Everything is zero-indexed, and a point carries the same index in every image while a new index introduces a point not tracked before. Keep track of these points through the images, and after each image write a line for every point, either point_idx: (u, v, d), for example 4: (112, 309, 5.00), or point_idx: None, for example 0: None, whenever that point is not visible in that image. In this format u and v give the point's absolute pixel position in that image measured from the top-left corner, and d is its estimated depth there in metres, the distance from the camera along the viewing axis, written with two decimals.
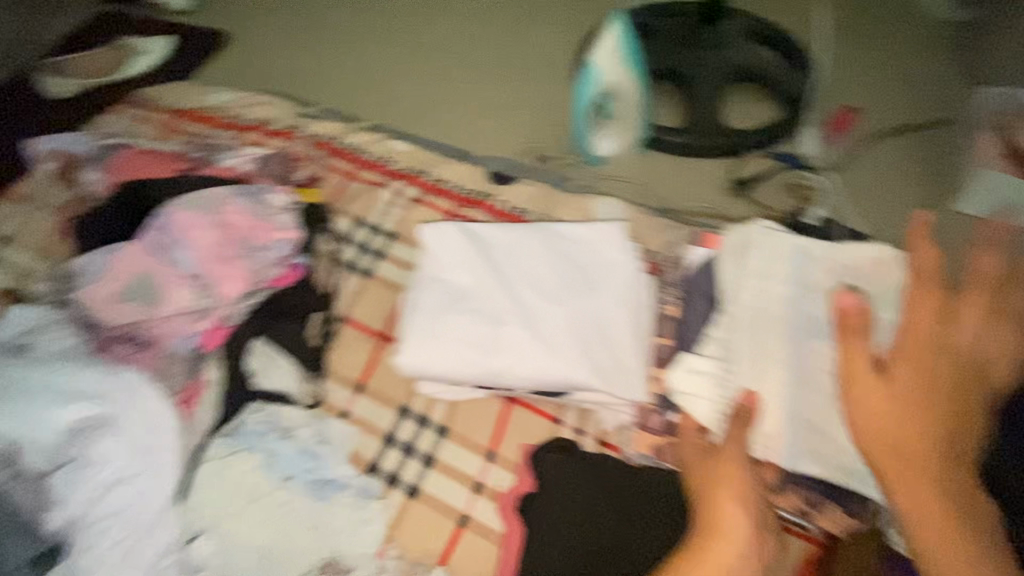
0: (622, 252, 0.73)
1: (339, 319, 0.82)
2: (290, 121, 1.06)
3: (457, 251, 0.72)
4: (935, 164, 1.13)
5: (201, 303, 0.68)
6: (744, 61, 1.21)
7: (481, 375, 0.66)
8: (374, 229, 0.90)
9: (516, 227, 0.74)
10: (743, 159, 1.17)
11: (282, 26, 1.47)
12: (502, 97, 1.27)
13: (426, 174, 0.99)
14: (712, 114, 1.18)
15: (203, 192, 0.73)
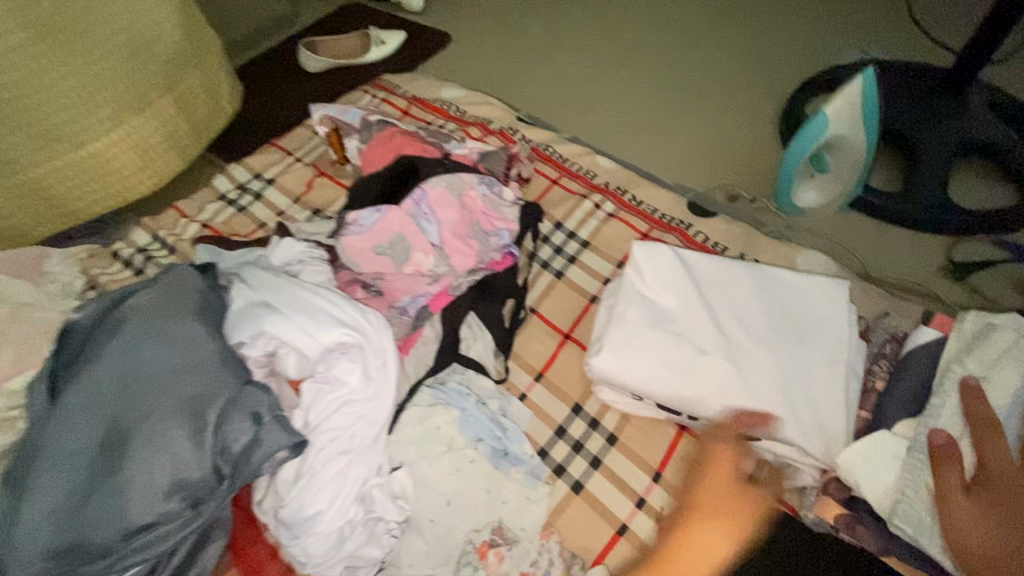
0: (840, 311, 0.71)
1: (528, 310, 0.88)
2: (508, 124, 1.17)
3: (667, 272, 0.75)
4: None
5: (436, 269, 0.78)
6: (989, 136, 1.10)
7: (674, 397, 0.68)
8: (571, 234, 0.96)
9: (729, 263, 0.75)
10: (960, 242, 1.07)
11: (498, 37, 1.61)
12: (700, 132, 1.28)
13: (625, 194, 1.03)
14: (939, 184, 1.08)
15: (454, 172, 0.82)
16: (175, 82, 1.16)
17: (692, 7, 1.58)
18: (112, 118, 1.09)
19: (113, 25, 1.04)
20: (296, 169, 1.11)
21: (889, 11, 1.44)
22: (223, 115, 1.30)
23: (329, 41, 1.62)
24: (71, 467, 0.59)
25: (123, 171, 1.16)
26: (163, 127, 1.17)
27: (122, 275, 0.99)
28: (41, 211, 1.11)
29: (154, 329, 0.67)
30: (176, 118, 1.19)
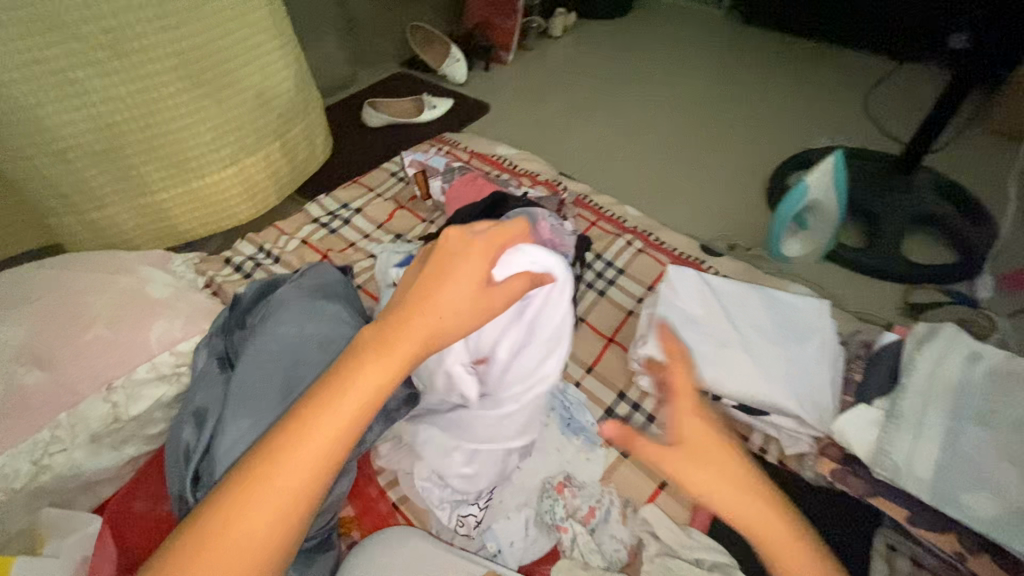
0: (825, 322, 0.94)
1: (578, 319, 1.10)
2: (552, 177, 1.43)
3: (694, 289, 0.98)
4: None
5: None
6: (932, 209, 1.40)
7: (707, 380, 0.88)
8: (609, 263, 1.19)
9: (740, 285, 0.99)
10: (915, 288, 1.32)
11: (532, 108, 1.92)
12: (704, 194, 1.56)
13: (650, 236, 1.28)
14: (896, 243, 1.36)
15: (528, 207, 1.06)
16: (283, 132, 1.38)
17: (691, 97, 1.92)
18: (231, 155, 1.28)
19: (249, 80, 1.26)
20: (379, 202, 1.34)
21: (849, 111, 1.79)
22: (314, 161, 1.52)
23: (387, 102, 1.86)
24: (255, 401, 0.75)
25: (230, 198, 1.32)
26: (267, 165, 1.37)
27: (234, 277, 1.17)
28: (154, 228, 1.25)
29: (316, 306, 0.86)
30: (278, 160, 1.39)
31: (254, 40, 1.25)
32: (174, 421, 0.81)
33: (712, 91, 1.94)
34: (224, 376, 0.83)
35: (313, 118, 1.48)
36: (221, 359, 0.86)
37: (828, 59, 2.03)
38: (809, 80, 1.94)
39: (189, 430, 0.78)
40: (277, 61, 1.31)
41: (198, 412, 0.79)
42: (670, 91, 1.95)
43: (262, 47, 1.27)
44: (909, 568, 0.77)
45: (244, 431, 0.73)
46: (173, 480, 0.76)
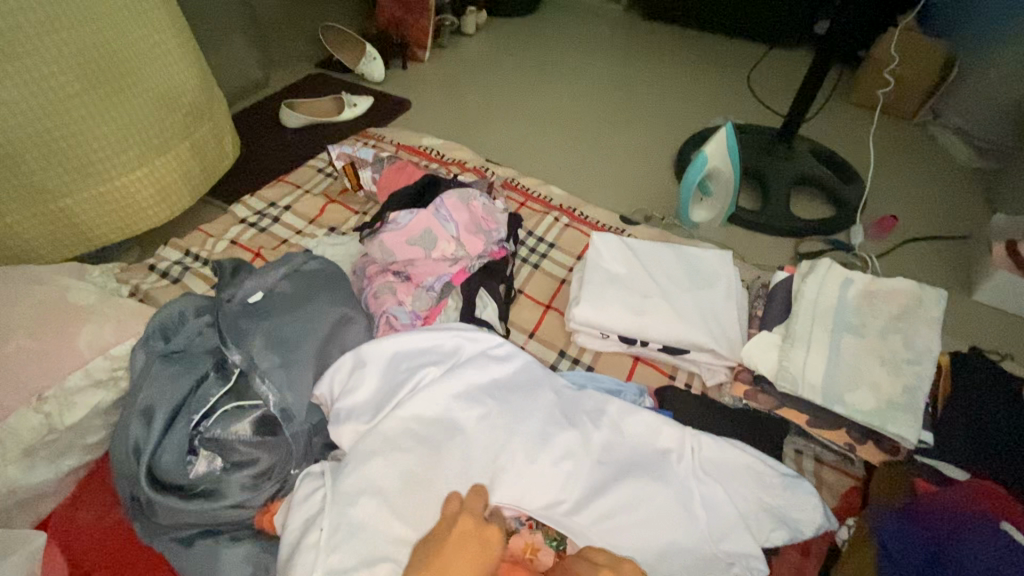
0: (729, 270, 1.06)
1: (516, 291, 1.16)
2: (480, 163, 1.48)
3: (617, 251, 1.08)
4: (958, 265, 1.46)
5: (456, 253, 1.06)
6: (812, 172, 1.60)
7: (634, 329, 0.98)
8: (540, 239, 1.26)
9: (656, 244, 1.10)
10: (803, 240, 1.51)
11: (451, 103, 1.96)
12: (618, 173, 1.69)
13: (575, 211, 1.37)
14: (784, 203, 1.55)
15: (461, 188, 1.12)
16: (194, 130, 1.30)
17: (602, 86, 2.05)
18: (139, 157, 1.19)
19: (151, 78, 1.18)
20: (308, 198, 1.34)
21: (740, 92, 1.99)
22: (227, 161, 1.43)
23: (306, 102, 1.83)
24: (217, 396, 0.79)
25: (142, 203, 1.22)
26: (179, 167, 1.28)
27: (161, 283, 1.13)
28: (59, 234, 1.13)
29: (315, 296, 0.92)
30: (190, 160, 1.30)
31: (150, 37, 1.18)
32: (118, 421, 0.79)
33: (620, 80, 2.08)
34: (201, 364, 0.83)
35: (221, 118, 1.40)
36: (162, 355, 0.84)
37: (718, 49, 2.24)
38: (700, 68, 2.13)
39: (138, 428, 0.77)
40: (174, 58, 1.23)
41: (145, 411, 0.78)
42: (583, 82, 2.07)
43: (159, 44, 1.19)
44: (812, 463, 0.93)
45: (254, 410, 0.80)
46: (126, 479, 0.76)
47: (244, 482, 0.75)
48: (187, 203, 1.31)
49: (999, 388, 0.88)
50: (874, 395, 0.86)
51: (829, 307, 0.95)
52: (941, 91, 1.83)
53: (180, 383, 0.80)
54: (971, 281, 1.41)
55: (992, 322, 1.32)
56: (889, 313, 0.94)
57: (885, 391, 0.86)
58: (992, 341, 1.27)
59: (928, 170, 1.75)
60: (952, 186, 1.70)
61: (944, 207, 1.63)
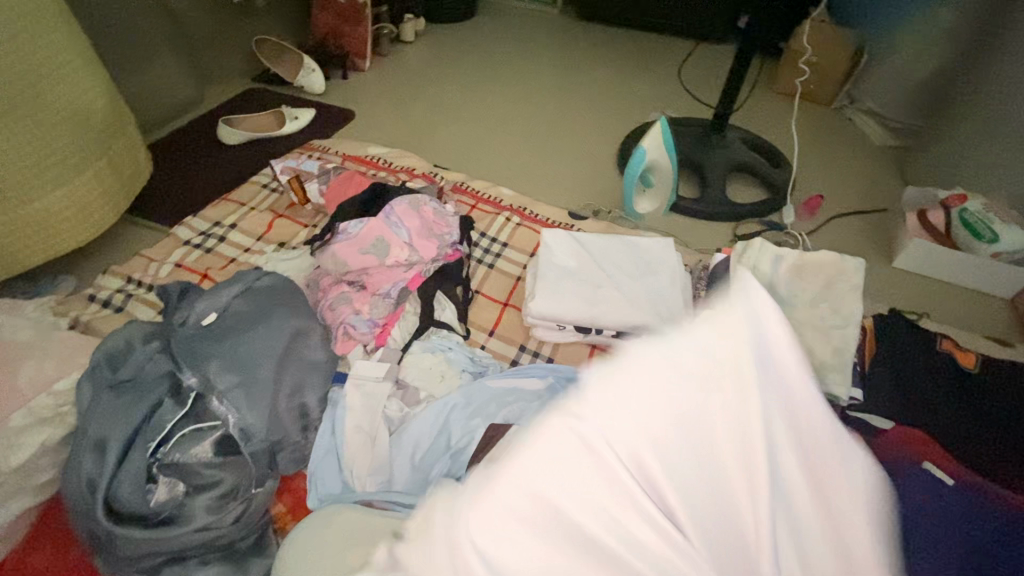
0: (672, 256, 1.12)
1: (473, 292, 1.18)
2: (428, 169, 1.49)
3: (568, 245, 1.12)
4: (879, 236, 1.58)
5: (410, 259, 1.08)
6: (744, 159, 1.70)
7: (588, 317, 1.02)
8: (493, 240, 1.29)
9: (604, 236, 1.15)
10: (742, 222, 1.60)
11: (396, 111, 1.97)
12: (566, 171, 1.74)
13: (526, 210, 1.40)
14: (721, 189, 1.64)
15: (411, 195, 1.14)
16: (109, 145, 1.25)
17: (543, 87, 2.10)
18: (55, 178, 1.14)
19: (64, 100, 1.14)
20: (254, 215, 1.31)
21: (673, 86, 2.09)
22: (144, 175, 1.39)
23: (245, 118, 1.79)
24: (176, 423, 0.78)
25: (62, 225, 1.17)
26: (98, 185, 1.22)
27: (103, 313, 1.09)
28: None
29: (269, 314, 0.92)
30: (109, 177, 1.25)
31: (59, 58, 1.14)
32: (69, 458, 0.77)
33: (563, 80, 2.14)
34: (152, 391, 0.81)
35: (134, 132, 1.36)
36: (111, 386, 0.82)
37: (651, 46, 2.34)
38: (637, 65, 2.21)
39: (91, 462, 0.75)
40: (84, 79, 1.18)
41: (98, 443, 0.76)
42: (525, 84, 2.12)
43: (68, 66, 1.15)
44: None
45: (213, 432, 0.79)
46: (83, 515, 0.74)
47: (208, 504, 0.74)
48: (112, 221, 1.26)
49: (917, 345, 0.98)
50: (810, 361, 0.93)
51: (763, 282, 1.03)
52: (852, 80, 1.99)
53: (132, 413, 0.78)
54: (891, 249, 1.54)
55: (912, 285, 1.45)
56: (817, 283, 1.02)
57: (819, 356, 0.94)
58: (912, 303, 1.39)
59: (849, 150, 1.89)
60: (871, 164, 1.84)
61: (864, 183, 1.77)
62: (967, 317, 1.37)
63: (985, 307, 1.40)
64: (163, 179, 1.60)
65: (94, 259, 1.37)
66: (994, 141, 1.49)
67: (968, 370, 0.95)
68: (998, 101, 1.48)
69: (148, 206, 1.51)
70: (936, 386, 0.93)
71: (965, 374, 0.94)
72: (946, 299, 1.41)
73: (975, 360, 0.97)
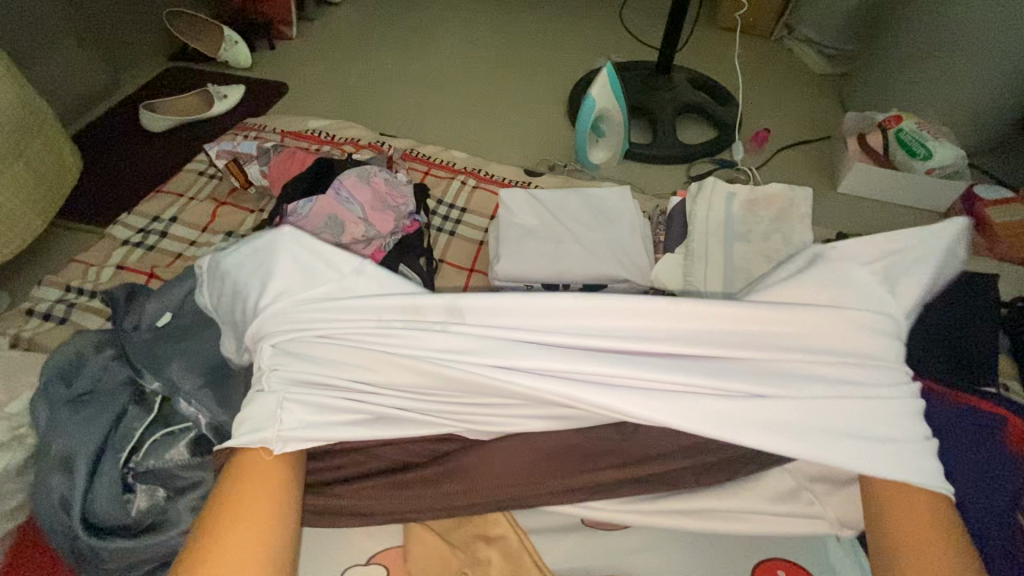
0: (630, 204, 1.13)
1: (437, 261, 1.17)
2: (374, 138, 1.43)
3: (527, 205, 1.12)
4: (823, 164, 1.64)
5: (367, 234, 1.04)
6: (691, 99, 1.70)
7: (553, 273, 1.03)
8: (451, 206, 1.27)
9: (562, 192, 1.15)
10: (694, 163, 1.62)
11: (332, 80, 1.86)
12: (516, 128, 1.70)
13: (480, 173, 1.37)
14: (672, 132, 1.64)
15: (359, 168, 1.11)
16: (24, 146, 1.15)
17: (484, 42, 2.02)
18: None
19: None
20: (195, 205, 1.24)
21: (616, 30, 2.05)
22: (72, 175, 1.30)
23: (168, 101, 1.66)
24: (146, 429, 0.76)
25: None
26: (16, 192, 1.14)
27: (45, 327, 1.03)
28: None
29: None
30: (27, 180, 1.16)
31: None
32: (35, 480, 0.74)
33: (504, 32, 2.07)
34: (114, 400, 0.78)
35: (54, 130, 1.25)
36: (68, 401, 0.79)
37: None
38: (577, 11, 2.15)
39: (60, 480, 0.72)
40: None
41: (65, 460, 0.73)
42: (465, 40, 2.04)
43: None
44: None
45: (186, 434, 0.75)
46: (61, 535, 0.71)
47: (192, 504, 0.72)
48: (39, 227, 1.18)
49: None
50: None
51: (718, 221, 1.05)
52: (789, 9, 1.99)
53: (97, 425, 0.75)
54: (835, 176, 1.60)
55: (856, 208, 1.51)
56: (770, 218, 1.05)
57: None
58: (857, 226, 1.46)
59: (791, 81, 1.92)
60: (813, 93, 1.88)
61: (807, 112, 1.81)
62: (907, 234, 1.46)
63: (924, 222, 1.48)
64: (86, 176, 1.48)
65: (26, 271, 1.28)
66: (924, 61, 1.55)
67: None
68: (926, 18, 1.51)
69: (77, 207, 1.40)
70: None
71: None
72: (888, 219, 1.49)
73: None
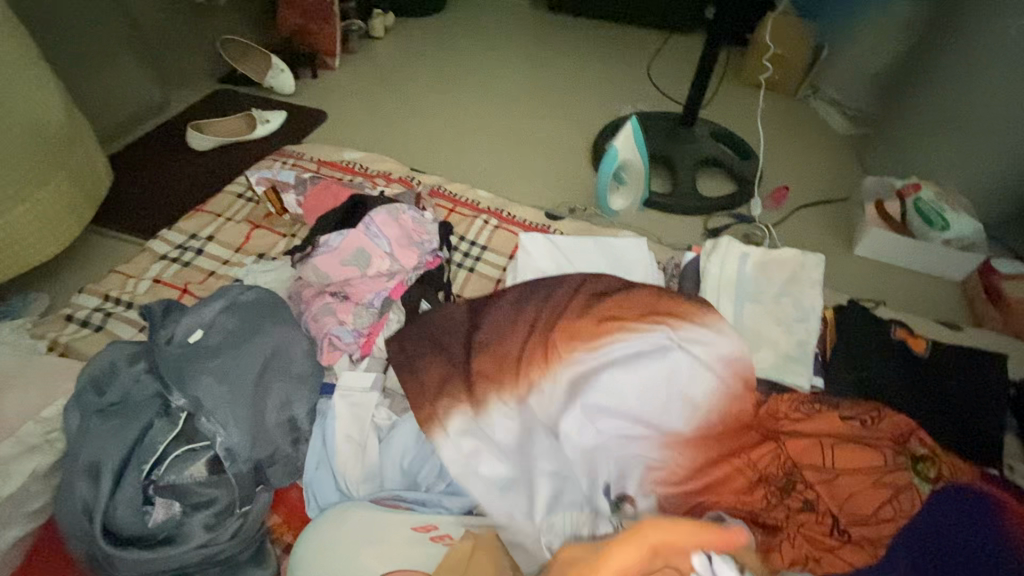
0: (644, 255, 1.16)
1: (455, 296, 1.21)
2: (405, 173, 1.49)
3: (544, 248, 1.16)
4: (841, 225, 1.66)
5: (391, 268, 1.10)
6: (713, 153, 1.75)
7: None
8: (473, 243, 1.31)
9: (580, 239, 1.19)
10: (712, 216, 1.66)
11: (369, 111, 1.95)
12: (541, 170, 1.76)
13: (504, 213, 1.42)
14: (692, 184, 1.68)
15: (389, 205, 1.16)
16: (68, 159, 1.25)
17: (517, 84, 2.11)
18: (16, 195, 1.14)
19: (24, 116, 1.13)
20: (231, 226, 1.31)
21: (644, 82, 2.12)
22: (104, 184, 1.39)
23: (213, 122, 1.76)
24: (169, 444, 0.81)
25: (26, 240, 1.19)
26: (61, 202, 1.23)
27: (81, 334, 1.09)
28: None
29: (255, 330, 0.93)
30: (68, 190, 1.25)
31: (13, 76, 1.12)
32: (62, 483, 0.79)
33: (537, 76, 2.15)
34: (141, 412, 0.82)
35: (91, 141, 1.35)
36: (98, 410, 0.83)
37: (623, 40, 2.36)
38: (610, 60, 2.23)
39: (85, 487, 0.77)
40: (43, 95, 1.18)
41: (91, 468, 0.78)
42: (498, 81, 2.12)
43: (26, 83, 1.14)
44: None
45: (206, 451, 0.82)
46: (82, 539, 0.76)
47: (207, 519, 0.78)
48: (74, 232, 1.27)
49: (874, 335, 1.04)
50: (775, 354, 0.99)
51: (730, 280, 1.09)
52: (815, 70, 2.05)
53: (122, 437, 0.79)
54: (852, 238, 1.61)
55: (873, 273, 1.52)
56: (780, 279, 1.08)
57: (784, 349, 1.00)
58: (870, 291, 1.48)
59: (814, 140, 1.96)
60: (835, 154, 1.91)
61: (827, 173, 1.84)
62: (922, 301, 1.46)
63: (940, 291, 1.48)
64: (129, 188, 1.57)
65: (68, 277, 1.36)
66: (943, 133, 1.58)
67: (920, 356, 1.01)
68: (949, 89, 1.55)
69: (119, 217, 1.49)
70: (892, 375, 0.99)
71: (917, 361, 1.00)
72: (902, 285, 1.49)
73: (926, 345, 1.02)
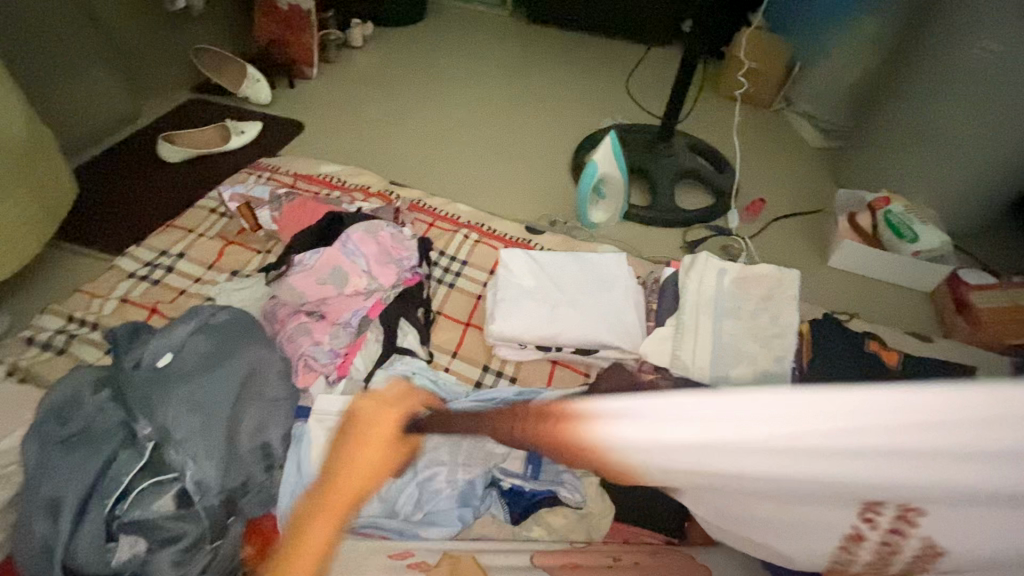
0: (624, 270, 1.17)
1: (434, 313, 1.19)
2: (384, 187, 1.48)
3: (524, 264, 1.16)
4: (815, 236, 1.69)
5: (369, 286, 1.08)
6: (690, 165, 1.77)
7: (546, 336, 1.07)
8: (453, 258, 1.30)
9: (560, 255, 1.18)
10: (690, 228, 1.67)
11: (347, 122, 1.93)
12: (522, 182, 1.76)
13: (484, 227, 1.41)
14: (670, 197, 1.70)
15: (368, 222, 1.15)
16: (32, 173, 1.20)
17: (497, 95, 2.11)
18: None
19: None
20: (203, 242, 1.28)
21: (622, 94, 2.14)
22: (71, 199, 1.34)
23: (185, 133, 1.72)
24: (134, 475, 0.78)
25: None
26: (22, 218, 1.18)
27: (43, 357, 1.04)
28: None
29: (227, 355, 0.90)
30: (31, 205, 1.20)
31: None
32: (19, 518, 0.75)
33: (517, 87, 2.15)
34: (106, 442, 0.79)
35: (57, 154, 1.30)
36: (60, 440, 0.79)
37: (601, 52, 2.38)
38: (590, 72, 2.25)
39: (44, 523, 0.73)
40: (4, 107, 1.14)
41: (51, 503, 0.74)
42: (478, 92, 2.12)
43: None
44: None
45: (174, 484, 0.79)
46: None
47: (174, 556, 0.75)
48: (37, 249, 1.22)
49: (848, 348, 1.06)
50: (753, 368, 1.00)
51: (708, 295, 1.10)
52: (788, 84, 2.09)
53: (85, 469, 0.76)
54: (826, 249, 1.65)
55: (846, 284, 1.55)
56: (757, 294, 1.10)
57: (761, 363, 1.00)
58: (844, 302, 1.51)
59: (788, 152, 2.00)
60: (809, 166, 1.96)
61: (801, 185, 1.88)
62: (893, 312, 1.50)
63: (910, 301, 1.52)
64: (95, 202, 1.52)
65: (29, 296, 1.30)
66: (911, 147, 1.63)
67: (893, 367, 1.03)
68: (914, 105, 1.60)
69: (84, 232, 1.43)
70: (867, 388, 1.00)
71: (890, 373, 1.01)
72: (874, 297, 1.53)
73: (898, 357, 1.04)
